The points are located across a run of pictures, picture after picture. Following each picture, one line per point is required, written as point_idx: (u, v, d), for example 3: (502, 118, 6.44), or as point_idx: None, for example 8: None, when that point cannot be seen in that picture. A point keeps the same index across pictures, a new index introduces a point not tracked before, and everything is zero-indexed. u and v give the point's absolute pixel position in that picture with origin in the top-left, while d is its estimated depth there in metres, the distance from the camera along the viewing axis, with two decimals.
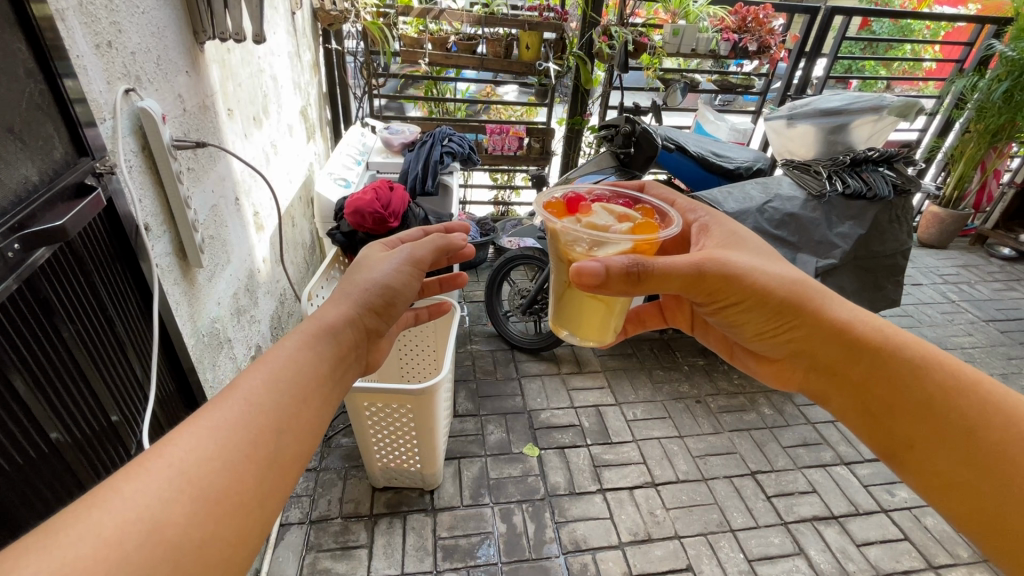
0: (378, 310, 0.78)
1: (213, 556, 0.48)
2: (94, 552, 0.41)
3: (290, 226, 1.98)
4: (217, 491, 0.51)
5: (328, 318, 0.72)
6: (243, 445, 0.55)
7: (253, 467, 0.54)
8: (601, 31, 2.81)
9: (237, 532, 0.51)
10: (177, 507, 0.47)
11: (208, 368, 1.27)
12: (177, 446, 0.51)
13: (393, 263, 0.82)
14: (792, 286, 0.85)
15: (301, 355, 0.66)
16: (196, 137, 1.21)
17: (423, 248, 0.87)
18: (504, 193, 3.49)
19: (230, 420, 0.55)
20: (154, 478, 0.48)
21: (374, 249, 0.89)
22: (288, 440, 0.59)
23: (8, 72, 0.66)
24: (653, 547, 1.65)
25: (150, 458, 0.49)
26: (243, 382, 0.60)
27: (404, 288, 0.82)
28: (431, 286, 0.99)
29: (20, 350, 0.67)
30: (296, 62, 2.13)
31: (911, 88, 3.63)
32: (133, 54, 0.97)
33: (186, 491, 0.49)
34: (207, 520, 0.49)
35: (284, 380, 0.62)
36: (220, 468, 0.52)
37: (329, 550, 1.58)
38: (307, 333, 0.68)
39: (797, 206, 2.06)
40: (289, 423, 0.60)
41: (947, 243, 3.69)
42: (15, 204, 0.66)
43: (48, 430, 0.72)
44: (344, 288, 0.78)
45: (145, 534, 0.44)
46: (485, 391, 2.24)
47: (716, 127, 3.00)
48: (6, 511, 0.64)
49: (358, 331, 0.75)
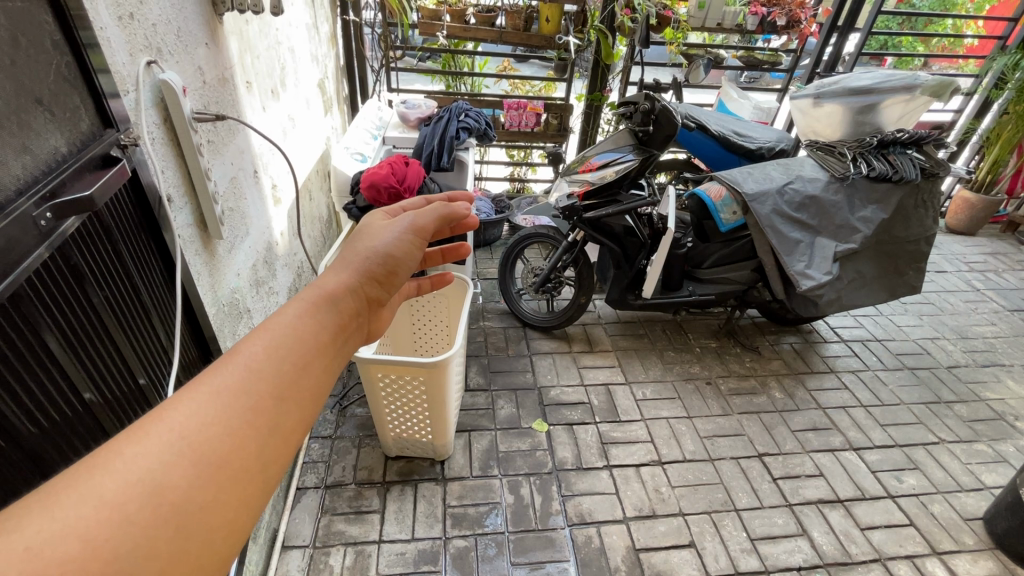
0: (381, 279, 0.62)
1: (215, 542, 0.37)
2: (97, 515, 0.32)
3: (307, 199, 2.00)
4: (218, 464, 0.38)
5: (332, 283, 0.55)
6: (250, 408, 0.41)
7: (261, 437, 0.41)
8: (623, 4, 2.71)
9: (234, 520, 0.38)
10: (179, 474, 0.36)
11: (228, 336, 1.31)
12: (176, 406, 0.38)
13: (398, 230, 0.67)
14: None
15: (322, 307, 0.51)
16: (216, 109, 1.23)
17: (426, 217, 0.71)
18: (520, 170, 3.47)
19: (236, 377, 0.42)
20: (159, 439, 0.36)
21: (376, 218, 0.74)
22: (300, 408, 0.44)
23: (36, 43, 0.68)
24: (657, 523, 1.68)
25: (152, 418, 0.38)
26: (253, 336, 0.46)
27: (408, 259, 0.66)
28: (433, 256, 0.95)
29: (52, 312, 0.70)
30: (314, 33, 2.12)
31: (949, 66, 3.47)
32: (154, 25, 0.99)
33: (188, 456, 0.37)
34: (210, 498, 0.37)
35: (303, 337, 0.48)
36: (228, 432, 0.39)
37: (343, 514, 1.65)
38: (321, 289, 0.54)
39: (819, 188, 2.01)
40: (300, 387, 0.45)
41: (977, 230, 3.57)
42: (46, 173, 0.69)
43: (81, 390, 0.76)
44: (345, 253, 0.61)
45: (147, 500, 0.34)
46: (497, 366, 2.27)
47: (739, 105, 2.93)
48: (44, 457, 0.69)
49: (371, 297, 0.59)
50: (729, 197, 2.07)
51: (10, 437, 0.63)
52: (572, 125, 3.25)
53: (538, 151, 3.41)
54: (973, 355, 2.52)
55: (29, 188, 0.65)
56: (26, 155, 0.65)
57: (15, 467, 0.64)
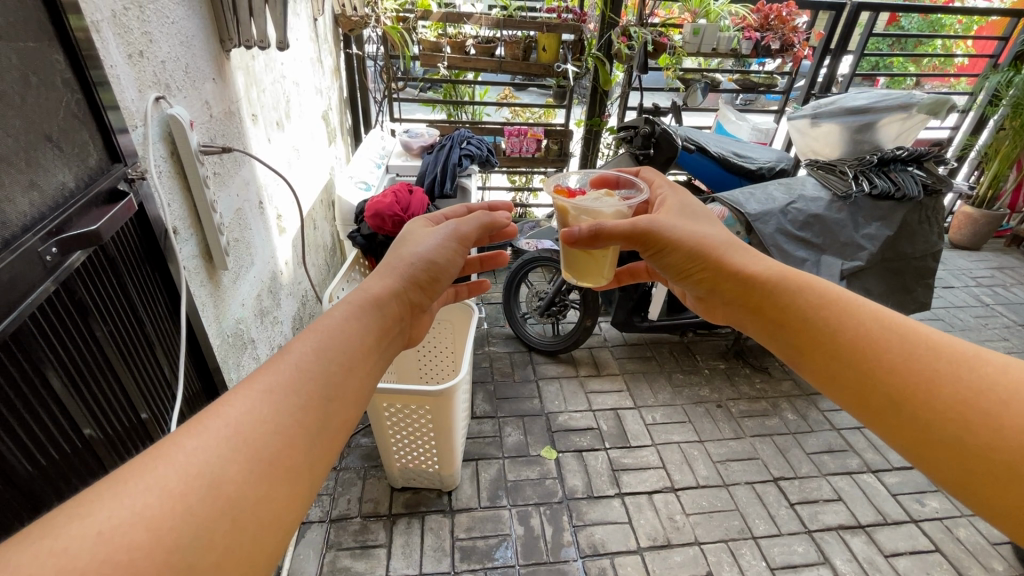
0: (421, 283, 0.86)
1: (267, 518, 0.51)
2: (160, 505, 0.44)
3: (311, 228, 2.02)
4: (274, 457, 0.53)
5: (373, 291, 0.77)
6: (297, 410, 0.57)
7: (307, 432, 0.57)
8: (620, 32, 2.77)
9: (282, 505, 0.52)
10: (233, 466, 0.50)
11: (232, 367, 1.29)
12: (236, 410, 0.54)
13: (436, 238, 0.92)
14: (791, 272, 0.89)
15: (349, 323, 0.70)
16: (222, 142, 1.24)
17: (467, 225, 0.97)
18: (522, 195, 3.50)
19: (287, 384, 0.59)
20: (211, 437, 0.51)
21: (418, 224, 0.99)
22: (341, 412, 0.62)
23: (46, 81, 0.69)
24: (672, 553, 1.62)
25: (207, 417, 0.53)
26: (297, 350, 0.63)
27: (448, 264, 0.91)
28: (473, 264, 1.11)
29: (55, 345, 0.69)
30: (318, 67, 2.17)
31: (942, 85, 3.53)
32: (163, 62, 1.00)
33: (243, 451, 0.52)
34: (262, 479, 0.51)
35: (330, 348, 0.65)
36: (273, 431, 0.54)
37: (348, 549, 1.60)
38: (355, 303, 0.73)
39: (822, 207, 2.01)
40: (342, 394, 0.62)
41: (981, 245, 3.57)
42: (52, 209, 0.69)
43: (81, 425, 0.75)
44: (394, 262, 0.85)
45: (206, 490, 0.47)
46: (503, 392, 2.24)
47: (738, 126, 2.96)
48: (40, 498, 0.67)
49: (403, 302, 0.81)
50: (732, 219, 2.12)
51: (8, 478, 0.62)
52: (572, 150, 3.29)
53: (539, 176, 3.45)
54: None
55: (36, 223, 0.65)
56: (33, 191, 0.66)
57: (9, 508, 0.62)
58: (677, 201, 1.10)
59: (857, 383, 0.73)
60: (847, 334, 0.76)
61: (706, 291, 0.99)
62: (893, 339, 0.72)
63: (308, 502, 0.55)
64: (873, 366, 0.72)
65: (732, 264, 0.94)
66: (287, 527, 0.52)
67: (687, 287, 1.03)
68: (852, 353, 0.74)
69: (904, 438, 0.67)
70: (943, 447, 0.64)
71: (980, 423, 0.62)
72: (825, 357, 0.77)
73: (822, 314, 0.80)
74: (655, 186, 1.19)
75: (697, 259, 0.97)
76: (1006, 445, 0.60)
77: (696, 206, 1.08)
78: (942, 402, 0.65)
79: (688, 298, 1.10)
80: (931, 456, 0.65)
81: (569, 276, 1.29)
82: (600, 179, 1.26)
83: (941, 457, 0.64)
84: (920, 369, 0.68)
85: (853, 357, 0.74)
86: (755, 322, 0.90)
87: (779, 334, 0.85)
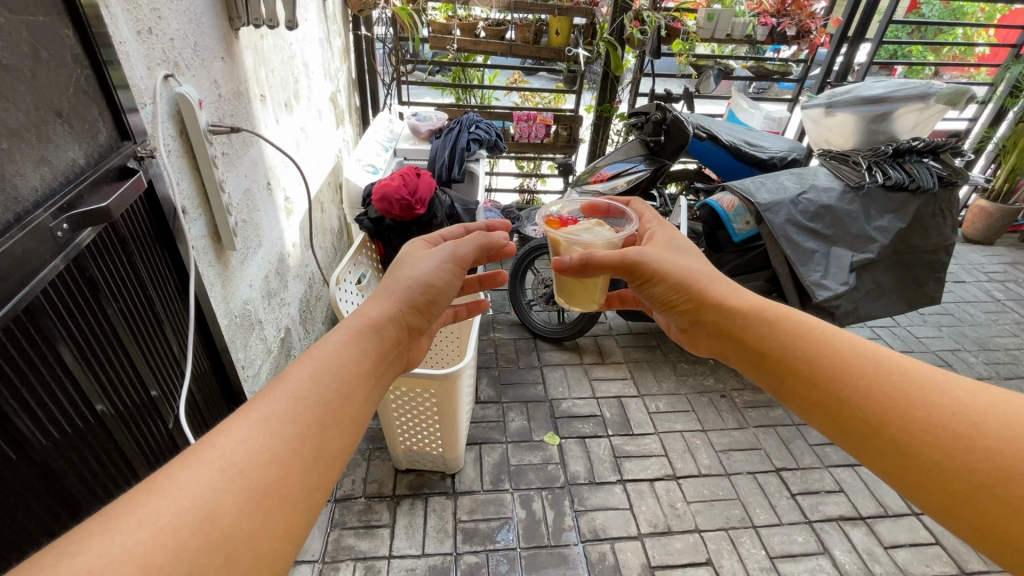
0: (422, 308, 0.86)
1: (262, 551, 0.51)
2: (150, 539, 0.45)
3: (319, 211, 2.02)
4: (267, 489, 0.54)
5: (370, 314, 0.78)
6: (290, 439, 0.58)
7: (301, 462, 0.58)
8: (632, 16, 2.72)
9: (278, 537, 0.53)
10: (227, 498, 0.51)
11: (239, 348, 1.30)
12: (225, 442, 0.55)
13: (434, 261, 0.92)
14: (772, 303, 0.88)
15: (346, 349, 0.71)
16: (231, 122, 1.24)
17: (465, 248, 0.96)
18: (530, 181, 3.48)
19: (278, 415, 0.59)
20: (204, 469, 0.52)
21: (417, 246, 0.99)
22: (336, 440, 0.62)
23: (57, 57, 0.69)
24: (672, 540, 1.64)
25: (202, 449, 0.54)
26: (291, 378, 0.64)
27: (446, 287, 0.91)
28: (472, 284, 1.13)
29: (69, 340, 0.71)
30: (327, 47, 2.15)
31: (961, 75, 3.42)
32: (172, 40, 1.00)
33: (236, 483, 0.52)
34: (256, 510, 0.52)
35: (326, 374, 0.66)
36: (268, 462, 0.55)
37: (352, 528, 1.62)
38: (353, 329, 0.74)
39: (834, 198, 1.98)
40: (338, 422, 0.63)
41: (995, 239, 3.51)
42: (63, 184, 0.70)
43: (93, 401, 0.76)
44: (388, 285, 0.86)
45: (198, 524, 0.48)
46: (507, 378, 2.25)
47: (750, 115, 2.91)
48: (55, 472, 0.68)
49: (401, 325, 0.81)
50: (742, 207, 2.03)
51: (23, 450, 0.63)
52: (581, 136, 3.26)
53: (547, 162, 3.42)
54: (996, 367, 2.44)
55: (48, 199, 0.66)
56: (44, 166, 0.66)
57: (24, 479, 0.63)
58: (664, 235, 1.08)
59: (836, 409, 0.72)
60: (823, 361, 0.75)
61: (691, 322, 0.96)
62: (870, 365, 0.72)
63: (304, 531, 0.56)
64: (851, 394, 0.71)
65: (716, 296, 0.92)
66: (283, 558, 0.53)
67: (672, 319, 1.01)
68: (830, 380, 0.74)
69: (885, 465, 0.67)
70: (924, 473, 0.64)
71: (956, 446, 0.62)
72: (805, 384, 0.76)
73: (799, 343, 0.80)
74: (642, 216, 1.18)
75: (684, 291, 0.95)
76: (986, 468, 0.60)
77: (685, 241, 1.06)
78: (919, 428, 0.65)
79: (673, 329, 1.07)
80: (913, 483, 0.65)
81: (562, 301, 1.31)
82: (591, 206, 1.25)
83: (924, 489, 0.64)
84: (896, 394, 0.68)
85: (832, 384, 0.73)
86: (739, 353, 0.88)
87: (762, 365, 0.84)
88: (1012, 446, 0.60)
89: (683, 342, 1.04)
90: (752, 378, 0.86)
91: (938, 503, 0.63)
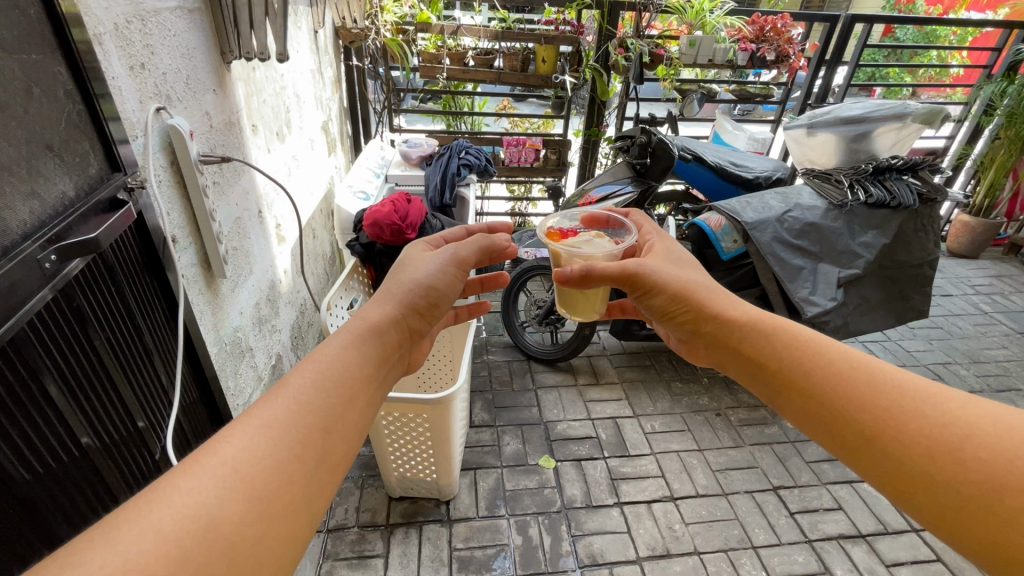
0: (422, 313, 0.87)
1: (265, 557, 0.51)
2: (154, 548, 0.45)
3: (310, 237, 2.03)
4: (271, 496, 0.54)
5: (373, 319, 0.78)
6: (293, 445, 0.58)
7: (304, 470, 0.57)
8: (617, 44, 2.83)
9: (282, 543, 0.53)
10: (231, 505, 0.50)
11: (229, 375, 1.30)
12: (227, 448, 0.54)
13: (436, 264, 0.92)
14: (769, 315, 0.90)
15: (347, 354, 0.70)
16: (222, 151, 1.26)
17: (466, 249, 0.97)
18: (520, 205, 3.54)
19: (279, 421, 0.59)
20: (207, 476, 0.51)
21: (418, 248, 1.00)
22: (338, 448, 0.62)
23: (49, 93, 0.70)
24: (671, 563, 1.61)
25: (204, 455, 0.53)
26: (293, 383, 0.63)
27: (448, 287, 0.92)
28: (473, 286, 1.13)
29: (54, 360, 0.71)
30: (318, 78, 2.19)
31: (937, 95, 3.54)
32: (164, 74, 1.02)
33: (242, 491, 0.52)
34: (260, 518, 0.52)
35: (328, 380, 0.66)
36: (272, 468, 0.55)
37: (345, 559, 1.59)
38: (355, 332, 0.74)
39: (818, 215, 2.02)
40: (340, 428, 0.63)
41: (979, 253, 3.58)
42: (52, 217, 0.70)
43: (78, 433, 0.75)
44: (390, 289, 0.86)
45: (202, 535, 0.48)
46: (502, 401, 2.23)
47: (735, 136, 2.98)
48: (38, 506, 0.67)
49: (402, 329, 0.82)
50: (728, 226, 2.09)
51: (8, 489, 0.63)
52: (571, 160, 3.33)
53: (538, 186, 3.48)
54: (987, 379, 2.46)
55: (36, 231, 0.67)
56: (33, 200, 0.67)
57: (7, 516, 0.62)
58: (664, 247, 1.09)
59: (832, 420, 0.73)
60: (819, 373, 0.76)
61: (689, 332, 0.97)
62: (861, 377, 0.73)
63: (309, 536, 0.56)
64: (846, 406, 0.72)
65: (712, 307, 0.93)
66: (287, 565, 0.53)
67: (670, 328, 1.01)
68: (824, 392, 0.74)
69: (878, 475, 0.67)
70: (916, 483, 0.64)
71: (948, 458, 0.63)
72: (801, 397, 0.77)
73: (794, 355, 0.81)
74: (642, 228, 1.19)
75: (683, 303, 0.96)
76: (978, 479, 0.60)
77: (683, 252, 1.08)
78: (912, 439, 0.66)
79: (672, 339, 1.08)
80: (909, 498, 0.65)
81: (561, 310, 1.31)
82: (590, 217, 1.27)
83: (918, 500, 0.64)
84: (889, 406, 0.69)
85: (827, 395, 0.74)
86: (734, 362, 0.88)
87: (759, 373, 0.84)
88: (1003, 457, 0.60)
89: (681, 351, 1.04)
90: (748, 388, 0.86)
91: (934, 517, 0.62)
